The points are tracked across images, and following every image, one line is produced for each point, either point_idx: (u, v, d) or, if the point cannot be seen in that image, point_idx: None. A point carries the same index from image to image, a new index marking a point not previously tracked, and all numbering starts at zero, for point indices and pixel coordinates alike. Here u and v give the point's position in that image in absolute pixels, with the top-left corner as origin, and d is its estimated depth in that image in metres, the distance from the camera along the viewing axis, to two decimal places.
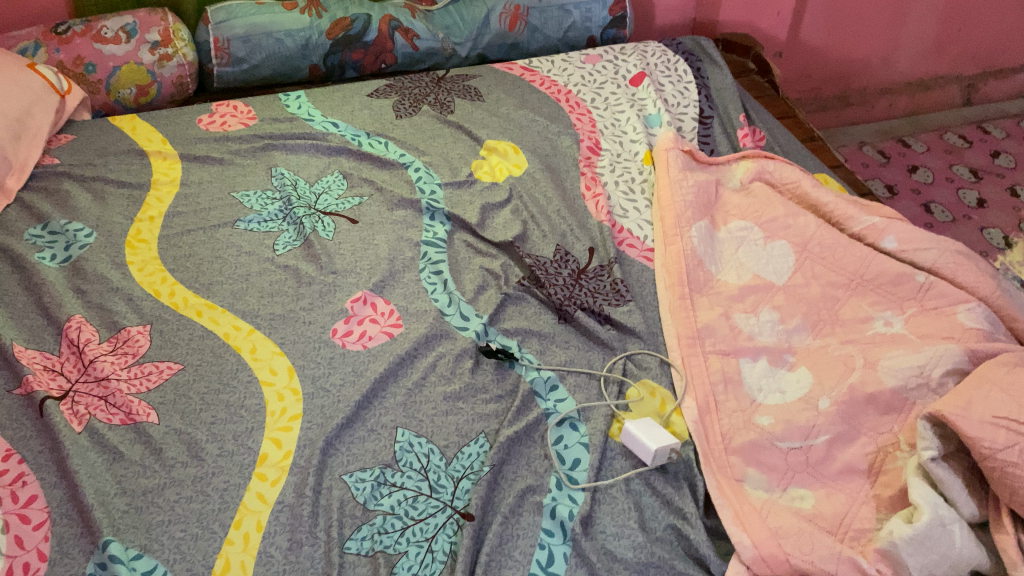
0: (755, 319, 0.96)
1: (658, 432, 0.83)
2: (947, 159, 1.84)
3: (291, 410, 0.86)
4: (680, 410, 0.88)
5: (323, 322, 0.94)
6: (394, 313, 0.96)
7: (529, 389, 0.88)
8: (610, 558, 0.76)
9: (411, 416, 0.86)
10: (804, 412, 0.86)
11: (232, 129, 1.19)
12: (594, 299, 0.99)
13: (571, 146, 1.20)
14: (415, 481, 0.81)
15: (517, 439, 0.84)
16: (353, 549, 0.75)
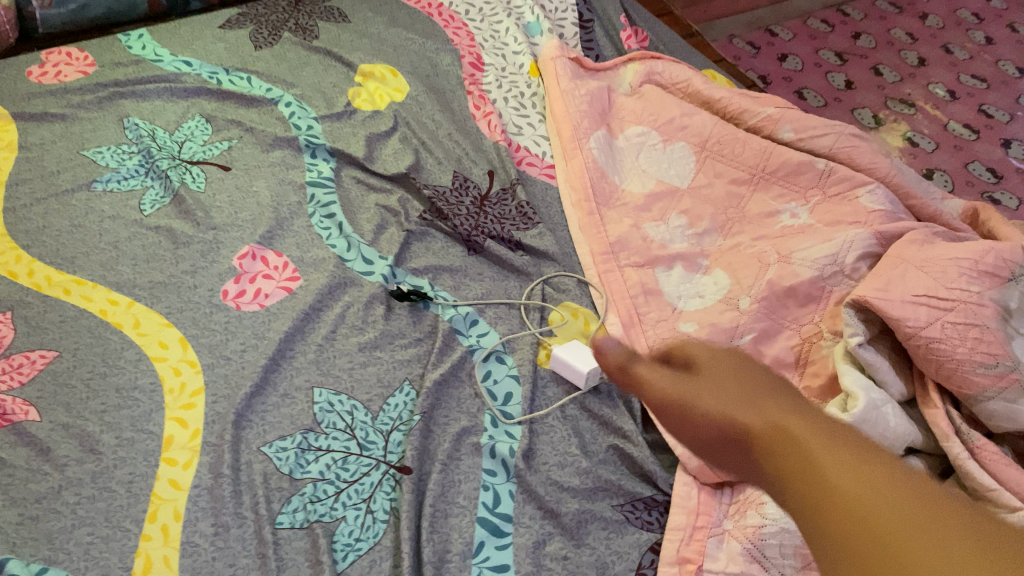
0: (664, 227, 0.94)
1: (590, 353, 0.80)
2: (813, 44, 1.87)
3: (191, 385, 0.78)
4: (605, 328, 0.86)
5: (210, 284, 0.86)
6: (289, 265, 0.88)
7: (449, 328, 0.83)
8: (557, 489, 0.73)
9: (326, 373, 0.80)
10: (725, 313, 0.85)
11: (68, 78, 1.05)
12: (501, 226, 0.94)
13: (452, 64, 1.13)
14: (343, 442, 0.75)
15: (444, 381, 0.79)
16: (286, 523, 0.70)
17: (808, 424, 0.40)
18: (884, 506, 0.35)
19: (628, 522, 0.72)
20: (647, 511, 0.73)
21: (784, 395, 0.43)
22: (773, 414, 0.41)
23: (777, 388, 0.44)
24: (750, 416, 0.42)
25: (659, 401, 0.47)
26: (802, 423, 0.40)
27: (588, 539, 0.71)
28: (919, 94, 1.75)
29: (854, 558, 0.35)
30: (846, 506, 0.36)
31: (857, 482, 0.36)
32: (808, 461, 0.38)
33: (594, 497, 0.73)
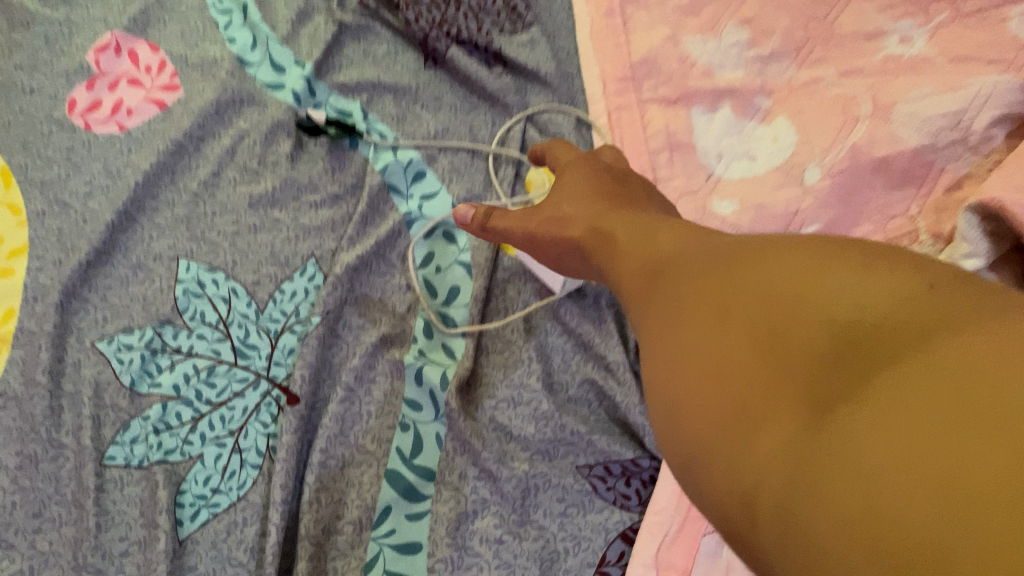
0: (713, 44, 0.64)
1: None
2: None
3: (11, 242, 0.56)
4: None
5: (52, 88, 0.61)
6: (167, 67, 0.62)
7: (381, 184, 0.59)
8: (503, 437, 0.53)
9: (199, 238, 0.57)
10: (781, 189, 0.59)
11: None
12: (475, 22, 0.65)
13: None
14: (211, 344, 0.54)
15: (363, 266, 0.57)
16: (118, 460, 0.50)
17: (639, 239, 0.40)
18: (707, 287, 0.31)
19: (596, 495, 0.52)
20: (624, 481, 0.52)
21: (617, 207, 0.47)
22: (595, 220, 0.46)
23: (610, 207, 0.47)
24: (579, 233, 0.47)
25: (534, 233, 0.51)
26: (645, 236, 0.40)
27: (536, 516, 0.51)
28: None
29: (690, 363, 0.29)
30: (682, 342, 0.30)
31: (692, 302, 0.31)
32: (648, 289, 0.36)
33: (552, 454, 0.53)
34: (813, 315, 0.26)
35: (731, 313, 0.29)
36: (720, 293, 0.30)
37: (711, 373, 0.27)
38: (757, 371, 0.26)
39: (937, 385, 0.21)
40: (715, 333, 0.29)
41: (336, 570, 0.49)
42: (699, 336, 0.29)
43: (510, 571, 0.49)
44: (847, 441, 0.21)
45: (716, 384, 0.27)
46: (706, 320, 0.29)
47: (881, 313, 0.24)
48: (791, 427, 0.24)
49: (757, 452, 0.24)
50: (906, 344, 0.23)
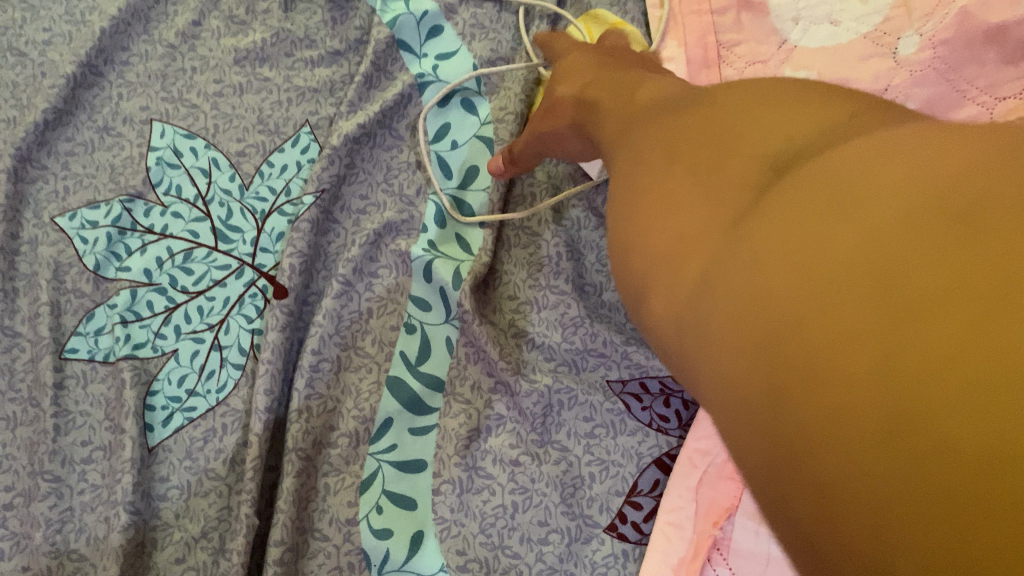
0: None
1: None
2: None
3: None
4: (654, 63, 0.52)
5: None
6: None
7: (390, 40, 0.49)
8: (526, 345, 0.47)
9: (177, 99, 0.49)
10: (871, 61, 0.49)
11: None
12: None
13: None
14: (188, 224, 0.46)
15: (365, 139, 0.48)
16: (81, 353, 0.44)
17: (618, 96, 0.35)
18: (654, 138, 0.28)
19: (630, 415, 0.45)
20: (662, 400, 0.45)
21: (614, 67, 0.39)
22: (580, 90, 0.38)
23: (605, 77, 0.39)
24: (567, 108, 0.39)
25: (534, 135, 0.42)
26: (611, 100, 0.35)
27: (559, 435, 0.45)
28: None
29: (633, 213, 0.26)
30: (630, 190, 0.27)
31: (643, 147, 0.28)
32: (611, 146, 0.32)
33: (580, 366, 0.46)
34: (746, 139, 0.23)
35: (675, 150, 0.26)
36: (664, 138, 0.27)
37: (650, 208, 0.25)
38: (684, 194, 0.23)
39: (842, 171, 0.17)
40: (658, 169, 0.26)
41: (329, 487, 0.43)
42: (644, 175, 0.26)
43: (526, 497, 0.43)
44: (744, 244, 0.18)
45: (650, 216, 0.24)
46: (651, 162, 0.27)
47: (812, 130, 0.21)
48: (702, 249, 0.21)
49: (675, 277, 0.22)
50: (827, 148, 0.20)
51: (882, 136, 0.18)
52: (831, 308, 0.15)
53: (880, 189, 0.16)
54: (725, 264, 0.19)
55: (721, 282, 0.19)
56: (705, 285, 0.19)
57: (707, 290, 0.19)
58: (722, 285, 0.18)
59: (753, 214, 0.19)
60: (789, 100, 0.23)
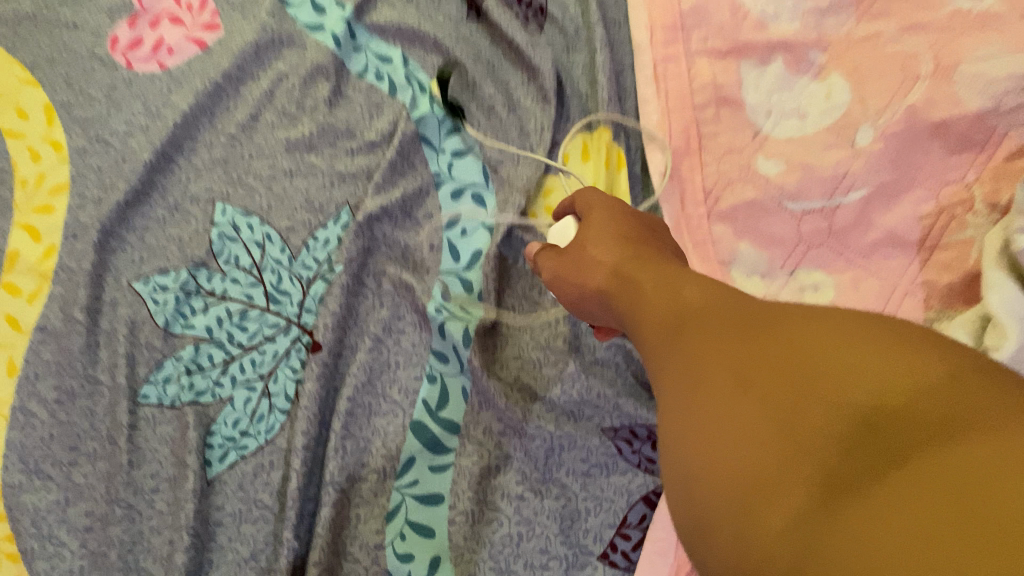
0: None
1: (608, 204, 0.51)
2: None
3: (52, 179, 0.57)
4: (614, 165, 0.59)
5: (95, 24, 0.61)
6: (207, 4, 0.61)
7: (415, 133, 0.57)
8: (530, 397, 0.53)
9: (236, 181, 0.57)
10: (831, 152, 0.56)
11: None
12: None
13: None
14: (244, 288, 0.55)
15: (389, 217, 0.56)
16: (153, 398, 0.52)
17: (661, 285, 0.36)
18: (719, 334, 0.28)
19: (621, 457, 0.52)
20: (650, 445, 0.52)
21: (646, 241, 0.42)
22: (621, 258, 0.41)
23: (635, 246, 0.42)
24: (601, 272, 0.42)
25: (562, 284, 0.45)
26: (649, 265, 0.38)
27: (559, 474, 0.52)
28: None
29: (695, 418, 0.26)
30: (678, 344, 0.30)
31: (702, 307, 0.31)
32: (662, 326, 0.33)
33: (578, 416, 0.53)
34: (825, 382, 0.23)
35: (735, 321, 0.29)
36: (729, 344, 0.27)
37: (694, 370, 0.28)
38: (728, 368, 0.26)
39: (945, 494, 0.19)
40: (710, 334, 0.29)
41: (359, 517, 0.50)
42: (698, 334, 0.29)
43: (530, 527, 0.50)
44: (852, 539, 0.19)
45: (694, 380, 0.28)
46: (706, 324, 0.30)
47: (895, 395, 0.22)
48: (785, 522, 0.21)
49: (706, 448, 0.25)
50: (925, 439, 0.20)
51: (935, 387, 0.21)
52: (858, 573, 0.19)
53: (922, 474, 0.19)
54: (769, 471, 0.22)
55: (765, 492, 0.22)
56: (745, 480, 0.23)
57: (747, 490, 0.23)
58: (768, 498, 0.22)
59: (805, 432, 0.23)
60: (868, 338, 0.24)
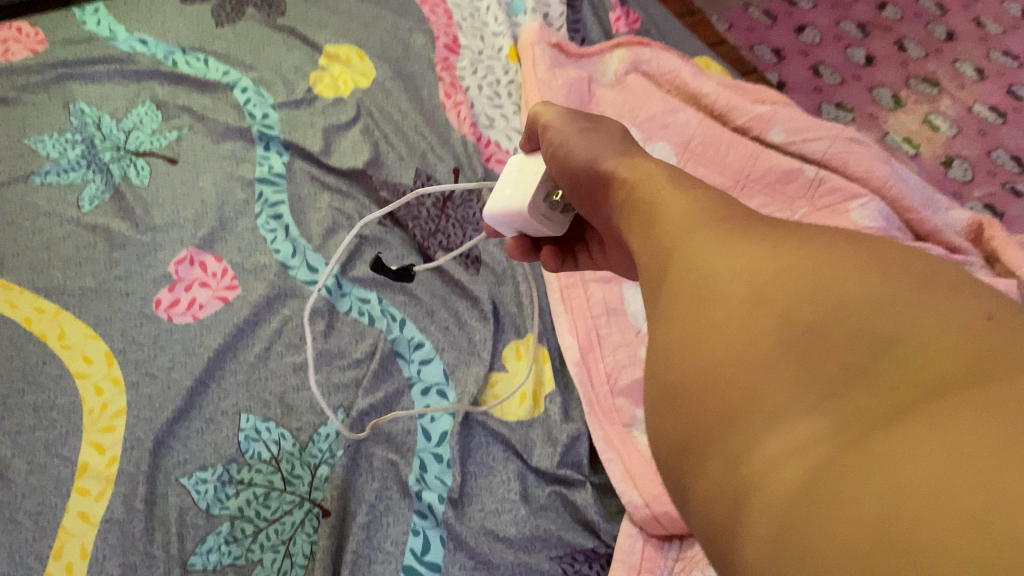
0: None
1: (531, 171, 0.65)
2: (835, 15, 1.78)
3: (113, 405, 0.73)
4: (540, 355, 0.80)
5: (143, 292, 0.81)
6: (228, 272, 0.83)
7: (390, 350, 0.78)
8: (491, 538, 0.69)
9: (257, 397, 0.75)
10: None
11: (17, 58, 1.00)
12: (462, 231, 0.88)
13: (425, 45, 1.06)
14: (266, 475, 0.71)
15: (375, 412, 0.75)
16: (199, 565, 0.66)
17: (679, 218, 0.43)
18: (742, 287, 0.36)
19: None
20: (587, 564, 0.69)
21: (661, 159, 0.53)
22: (637, 160, 0.54)
23: (639, 147, 0.58)
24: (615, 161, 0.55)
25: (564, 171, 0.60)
26: (659, 179, 0.49)
27: None
28: (943, 72, 1.65)
29: (717, 349, 0.35)
30: (678, 233, 0.42)
31: (708, 214, 0.43)
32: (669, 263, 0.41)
33: (530, 548, 0.69)
34: (851, 346, 0.31)
35: (732, 232, 0.40)
36: (759, 296, 0.35)
37: (687, 257, 0.40)
38: (714, 263, 0.38)
39: (930, 428, 0.26)
40: (710, 234, 0.40)
41: None
42: (698, 232, 0.41)
43: None
44: (859, 447, 0.27)
45: (681, 264, 0.40)
46: (707, 226, 0.41)
47: (923, 358, 0.29)
48: (800, 431, 0.30)
49: (682, 303, 0.38)
50: (934, 394, 0.27)
51: (948, 348, 0.28)
52: (760, 391, 0.32)
53: (831, 338, 0.31)
54: (728, 320, 0.35)
55: (720, 332, 0.35)
56: (716, 318, 0.36)
57: (702, 334, 0.36)
58: (719, 333, 0.35)
59: (765, 302, 0.35)
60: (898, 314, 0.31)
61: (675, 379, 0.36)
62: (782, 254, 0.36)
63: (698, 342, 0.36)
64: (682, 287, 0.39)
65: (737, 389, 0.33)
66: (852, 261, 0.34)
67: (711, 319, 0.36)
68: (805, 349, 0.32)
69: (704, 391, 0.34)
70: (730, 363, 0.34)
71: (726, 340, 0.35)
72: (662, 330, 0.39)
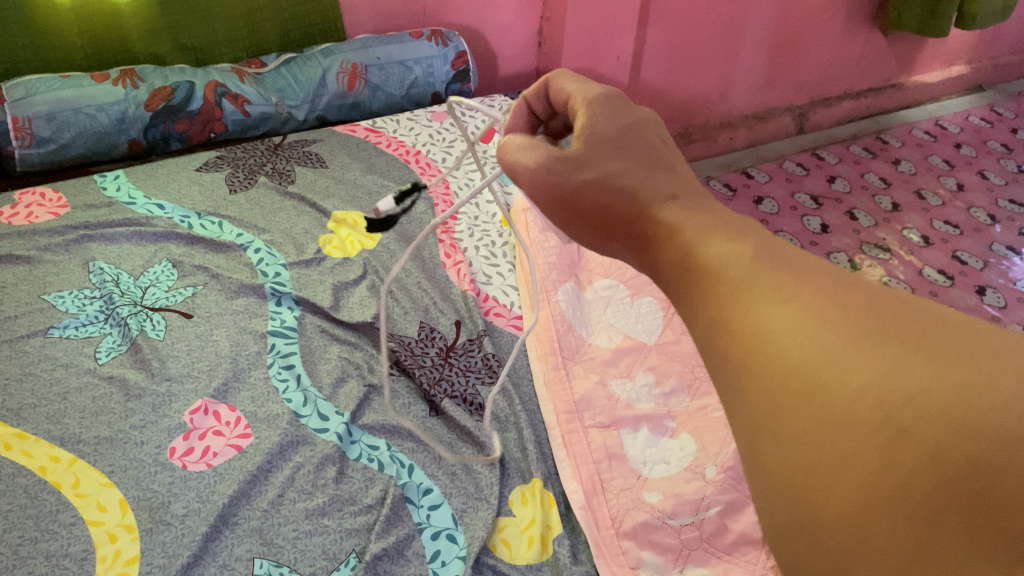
0: (630, 385, 0.95)
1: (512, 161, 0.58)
2: (788, 188, 1.94)
3: (126, 552, 0.72)
4: (547, 499, 0.83)
5: (158, 440, 0.82)
6: (241, 421, 0.85)
7: (400, 495, 0.80)
8: None
9: (270, 543, 0.75)
10: (691, 482, 0.84)
11: (39, 220, 1.05)
12: (466, 379, 0.93)
13: (425, 212, 1.16)
14: None
15: (387, 556, 0.75)
16: None
17: (752, 296, 0.38)
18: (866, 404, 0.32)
19: None
20: None
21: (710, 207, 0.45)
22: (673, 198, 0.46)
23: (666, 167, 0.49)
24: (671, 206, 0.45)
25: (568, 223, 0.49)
26: (692, 247, 0.42)
27: None
28: (893, 238, 1.78)
29: (852, 481, 0.32)
30: (756, 318, 0.38)
31: (785, 295, 0.38)
32: (751, 361, 0.37)
33: None
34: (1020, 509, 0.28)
35: (832, 323, 0.36)
36: (887, 420, 0.32)
37: (778, 355, 0.36)
38: (826, 372, 0.34)
39: None
40: (803, 322, 0.36)
41: None
42: (787, 321, 0.37)
43: None
44: None
45: (777, 364, 0.36)
46: (797, 314, 0.37)
47: None
48: None
49: (791, 410, 0.35)
50: None
51: None
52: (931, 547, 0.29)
53: (1006, 491, 0.28)
54: (862, 451, 0.32)
55: (852, 466, 0.32)
56: (842, 442, 0.32)
57: (831, 464, 0.32)
58: (845, 454, 0.32)
59: (907, 429, 0.31)
60: None
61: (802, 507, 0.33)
62: (910, 367, 0.32)
63: (829, 474, 0.32)
64: (787, 399, 0.35)
65: (902, 540, 0.30)
66: (1002, 374, 0.30)
67: (834, 448, 0.33)
68: (979, 500, 0.29)
69: (851, 535, 0.31)
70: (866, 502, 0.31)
71: (865, 479, 0.31)
72: (768, 447, 0.35)
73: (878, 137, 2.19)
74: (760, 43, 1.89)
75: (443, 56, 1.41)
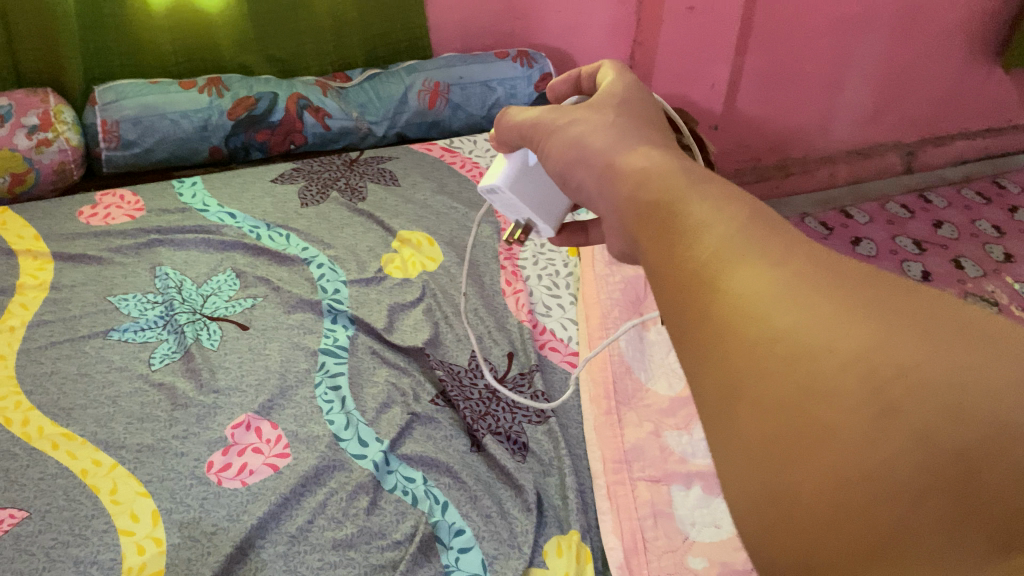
0: (687, 438, 0.90)
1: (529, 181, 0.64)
2: (890, 230, 1.83)
3: (152, 565, 0.71)
4: (584, 555, 0.78)
5: (197, 452, 0.82)
6: (281, 439, 0.84)
7: (430, 533, 0.77)
8: None
9: (292, 570, 0.73)
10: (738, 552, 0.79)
11: (116, 221, 1.08)
12: (512, 417, 0.90)
13: (491, 236, 1.14)
14: None
15: None
16: None
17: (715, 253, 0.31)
18: (848, 372, 0.25)
19: None
20: None
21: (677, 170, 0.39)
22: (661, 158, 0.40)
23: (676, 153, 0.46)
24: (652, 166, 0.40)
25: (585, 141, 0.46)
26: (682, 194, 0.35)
27: None
28: (1002, 291, 1.65)
29: (825, 466, 0.24)
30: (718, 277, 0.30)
31: (762, 255, 0.30)
32: (716, 316, 0.29)
33: None
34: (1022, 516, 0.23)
35: (804, 279, 0.28)
36: (871, 394, 0.24)
37: (746, 314, 0.28)
38: (802, 333, 0.27)
39: None
40: (775, 279, 0.29)
41: None
42: (754, 278, 0.29)
43: None
44: None
45: (743, 326, 0.28)
46: (765, 269, 0.29)
47: None
48: None
49: (758, 380, 0.27)
50: None
51: None
52: (910, 547, 0.23)
53: (1005, 489, 0.23)
54: (837, 433, 0.25)
55: (827, 449, 0.25)
56: (817, 419, 0.25)
57: (805, 450, 0.25)
58: (821, 439, 0.25)
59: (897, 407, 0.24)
60: None
61: (767, 494, 0.26)
62: (904, 331, 0.25)
63: (798, 464, 0.25)
64: (753, 362, 0.27)
65: (881, 536, 0.23)
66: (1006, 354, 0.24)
67: (808, 425, 0.25)
68: (970, 496, 0.23)
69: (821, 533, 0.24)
70: (839, 496, 0.24)
71: (841, 462, 0.24)
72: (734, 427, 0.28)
73: (993, 180, 2.04)
74: (867, 77, 1.80)
75: (527, 78, 1.38)
